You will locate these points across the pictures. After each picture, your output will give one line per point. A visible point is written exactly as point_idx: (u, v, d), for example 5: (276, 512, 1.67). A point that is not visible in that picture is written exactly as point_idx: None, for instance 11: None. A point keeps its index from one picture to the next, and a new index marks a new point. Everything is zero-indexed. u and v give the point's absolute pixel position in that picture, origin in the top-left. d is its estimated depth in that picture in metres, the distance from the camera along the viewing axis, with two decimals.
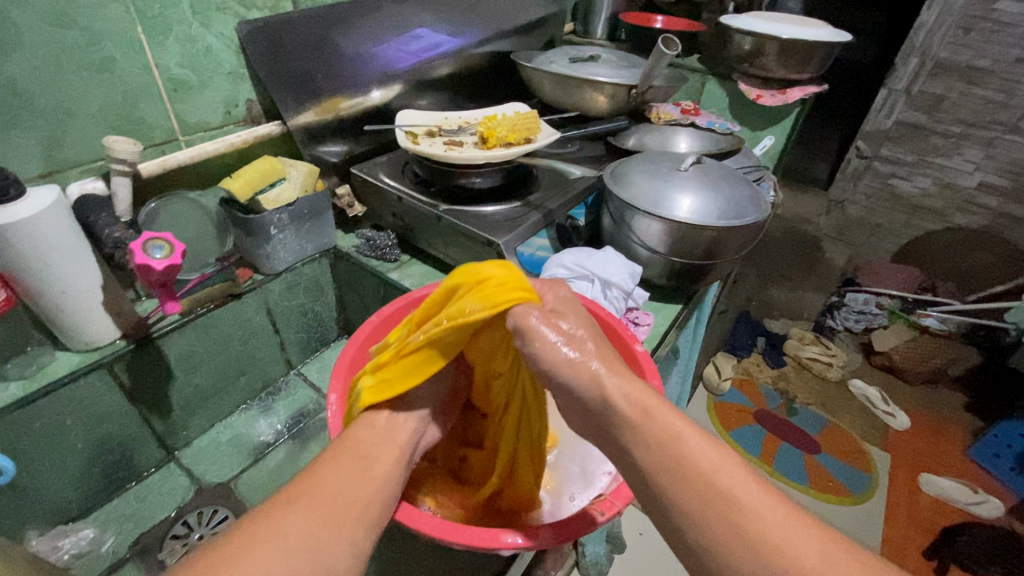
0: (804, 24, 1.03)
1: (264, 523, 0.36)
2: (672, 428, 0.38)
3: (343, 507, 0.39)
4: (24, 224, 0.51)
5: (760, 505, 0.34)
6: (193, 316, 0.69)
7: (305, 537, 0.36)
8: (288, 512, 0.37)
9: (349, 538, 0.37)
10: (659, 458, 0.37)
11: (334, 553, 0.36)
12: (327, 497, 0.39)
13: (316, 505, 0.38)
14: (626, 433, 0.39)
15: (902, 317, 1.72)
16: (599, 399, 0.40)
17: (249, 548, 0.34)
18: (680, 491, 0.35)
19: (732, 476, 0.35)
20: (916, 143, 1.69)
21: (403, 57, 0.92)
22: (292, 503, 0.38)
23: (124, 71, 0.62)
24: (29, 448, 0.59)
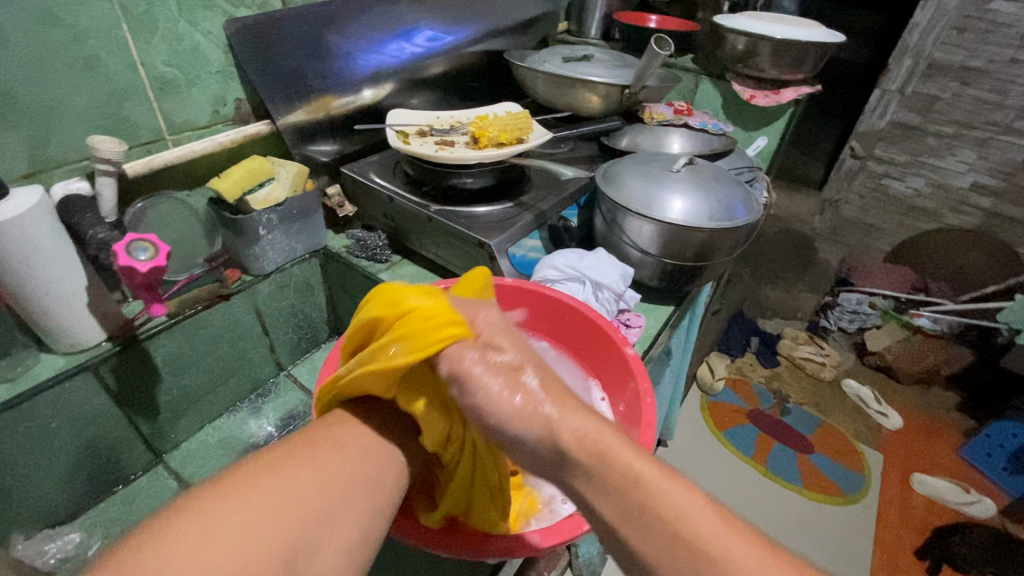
0: (798, 25, 1.02)
1: (332, 431, 0.42)
2: (631, 470, 0.33)
3: (393, 435, 0.44)
4: (5, 226, 0.50)
5: (734, 555, 0.30)
6: (181, 317, 0.68)
7: (360, 446, 0.41)
8: (352, 427, 0.43)
9: (396, 458, 0.43)
10: (620, 508, 0.33)
11: (386, 465, 0.41)
12: (381, 424, 0.45)
13: (373, 426, 0.44)
14: (582, 479, 0.34)
15: (895, 317, 1.70)
16: (548, 447, 0.36)
17: (323, 444, 0.39)
18: (649, 543, 0.32)
19: (699, 523, 0.31)
20: (910, 143, 1.70)
21: (395, 56, 0.91)
22: (353, 422, 0.44)
23: (110, 70, 0.61)
24: (14, 452, 0.58)
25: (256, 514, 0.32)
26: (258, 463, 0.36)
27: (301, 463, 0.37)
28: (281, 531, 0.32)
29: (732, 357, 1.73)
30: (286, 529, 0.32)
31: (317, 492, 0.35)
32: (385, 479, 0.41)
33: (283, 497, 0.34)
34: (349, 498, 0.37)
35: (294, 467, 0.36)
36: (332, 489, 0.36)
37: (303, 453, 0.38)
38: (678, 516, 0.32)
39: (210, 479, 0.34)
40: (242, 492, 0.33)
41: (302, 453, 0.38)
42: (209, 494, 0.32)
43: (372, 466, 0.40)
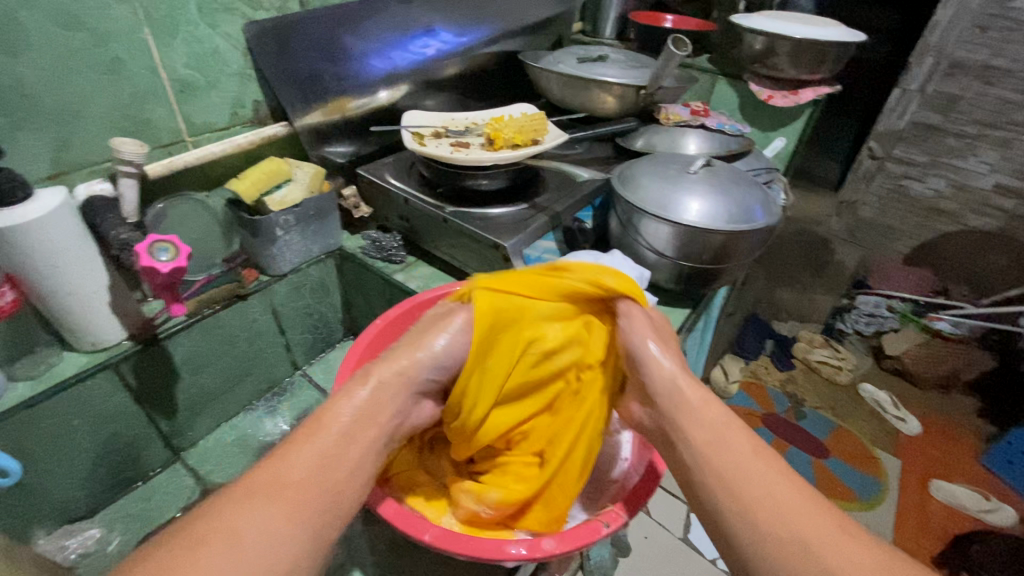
0: (818, 23, 1.01)
1: (225, 512, 0.35)
2: (722, 420, 0.45)
3: (309, 497, 0.38)
4: (31, 227, 0.51)
5: (799, 512, 0.38)
6: (199, 317, 0.69)
7: (261, 533, 0.35)
8: (250, 503, 0.36)
9: (313, 527, 0.37)
10: (713, 457, 0.43)
11: (296, 542, 0.36)
12: (292, 486, 0.38)
13: (279, 494, 0.37)
14: (684, 424, 0.46)
15: (913, 320, 1.66)
16: (668, 383, 0.48)
17: (208, 542, 0.33)
18: (726, 487, 0.41)
19: (759, 461, 0.42)
20: (930, 144, 1.66)
21: (410, 57, 0.91)
22: (256, 492, 0.37)
23: (132, 73, 0.62)
24: (36, 449, 0.59)
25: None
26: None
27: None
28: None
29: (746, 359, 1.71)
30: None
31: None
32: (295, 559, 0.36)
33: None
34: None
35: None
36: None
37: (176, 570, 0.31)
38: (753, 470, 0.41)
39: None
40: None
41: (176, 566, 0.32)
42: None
43: (274, 552, 0.35)
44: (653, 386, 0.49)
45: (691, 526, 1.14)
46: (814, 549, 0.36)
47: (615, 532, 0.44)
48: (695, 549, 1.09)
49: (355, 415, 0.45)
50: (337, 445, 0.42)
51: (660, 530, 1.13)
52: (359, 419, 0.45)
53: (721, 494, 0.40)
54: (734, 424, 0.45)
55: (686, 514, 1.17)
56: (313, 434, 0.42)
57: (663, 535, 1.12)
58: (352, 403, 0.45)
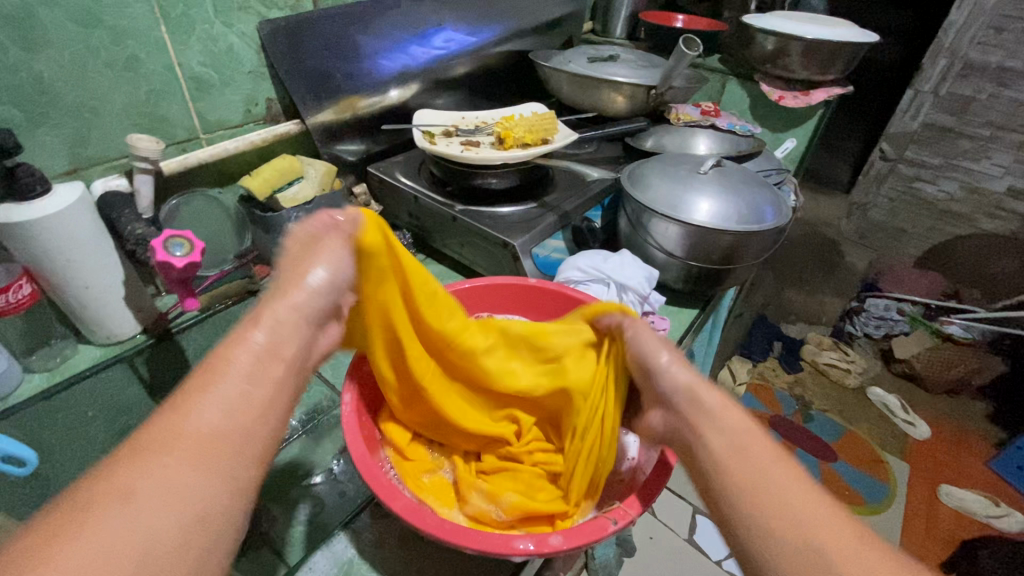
0: (831, 24, 1.00)
1: (108, 477, 0.27)
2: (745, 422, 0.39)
3: (218, 447, 0.30)
4: (49, 220, 0.52)
5: (830, 534, 0.32)
6: (211, 312, 0.70)
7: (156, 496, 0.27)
8: (139, 460, 0.28)
9: (229, 477, 0.30)
10: (735, 466, 0.36)
11: (209, 493, 0.29)
12: (196, 437, 0.30)
13: (174, 448, 0.29)
14: (702, 428, 0.40)
15: (924, 324, 1.64)
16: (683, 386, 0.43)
17: (81, 525, 0.25)
18: (747, 500, 0.34)
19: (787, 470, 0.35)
20: (942, 146, 1.65)
21: (421, 56, 0.92)
22: (150, 450, 0.29)
23: (148, 70, 0.63)
24: (51, 439, 0.60)
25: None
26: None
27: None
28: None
29: (754, 361, 1.69)
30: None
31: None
32: (211, 518, 0.28)
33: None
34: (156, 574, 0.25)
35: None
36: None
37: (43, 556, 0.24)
38: (780, 484, 0.34)
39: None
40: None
41: (40, 554, 0.24)
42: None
43: (180, 512, 0.27)
44: (663, 391, 0.45)
45: (696, 527, 1.14)
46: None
47: (623, 529, 0.44)
48: (700, 550, 1.09)
49: (257, 356, 0.35)
50: (249, 386, 0.33)
51: (665, 530, 1.13)
52: (265, 360, 0.35)
53: (744, 513, 0.34)
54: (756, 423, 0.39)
55: (691, 515, 1.17)
56: (211, 379, 0.33)
57: (667, 537, 1.11)
58: (248, 347, 0.35)
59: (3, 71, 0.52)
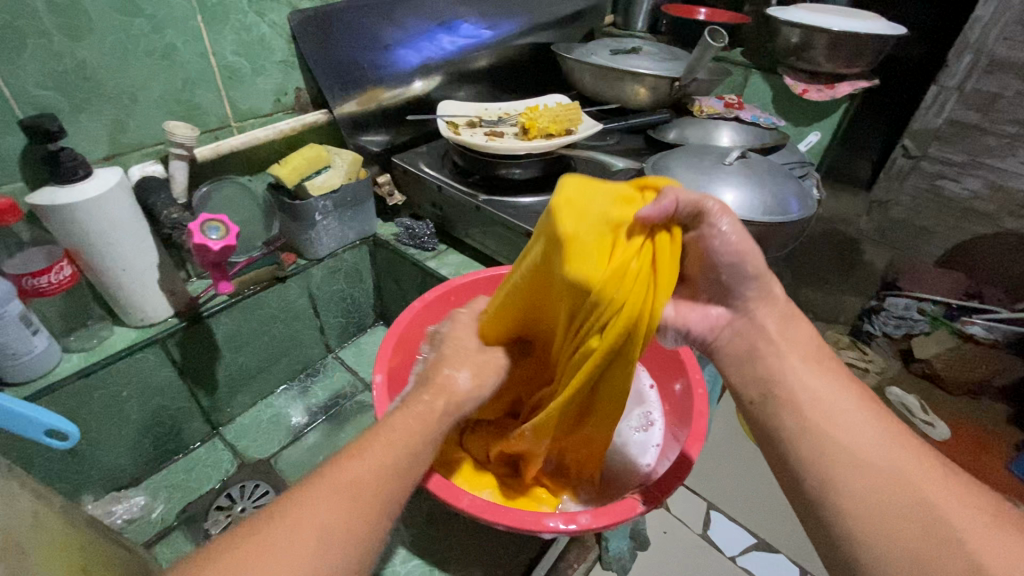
0: (857, 17, 0.99)
1: (302, 508, 0.34)
2: (808, 354, 0.42)
3: (378, 503, 0.36)
4: (91, 204, 0.54)
5: (901, 455, 0.36)
6: (241, 297, 0.72)
7: (340, 521, 0.34)
8: (326, 500, 0.35)
9: (378, 534, 0.36)
10: (805, 401, 0.40)
11: (367, 546, 0.35)
12: (366, 487, 0.36)
13: (347, 493, 0.35)
14: (784, 350, 0.42)
15: (944, 324, 1.59)
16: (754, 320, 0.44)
17: (290, 536, 0.32)
18: (810, 432, 0.38)
19: (847, 403, 0.39)
20: (967, 143, 1.62)
21: (445, 48, 0.93)
22: (333, 489, 0.35)
23: (185, 59, 0.64)
24: (88, 417, 0.62)
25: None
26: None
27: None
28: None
29: None
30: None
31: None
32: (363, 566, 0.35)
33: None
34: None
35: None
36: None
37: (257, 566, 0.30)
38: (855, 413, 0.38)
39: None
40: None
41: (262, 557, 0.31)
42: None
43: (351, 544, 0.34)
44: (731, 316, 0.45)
45: (711, 522, 1.13)
46: (922, 491, 0.34)
47: (649, 510, 0.46)
48: (713, 545, 1.09)
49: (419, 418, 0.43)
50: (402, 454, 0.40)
51: (679, 525, 1.13)
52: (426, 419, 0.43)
53: (821, 434, 0.38)
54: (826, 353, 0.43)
55: (705, 510, 1.16)
56: (379, 440, 0.40)
57: (681, 531, 1.11)
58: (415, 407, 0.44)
59: (49, 58, 0.54)
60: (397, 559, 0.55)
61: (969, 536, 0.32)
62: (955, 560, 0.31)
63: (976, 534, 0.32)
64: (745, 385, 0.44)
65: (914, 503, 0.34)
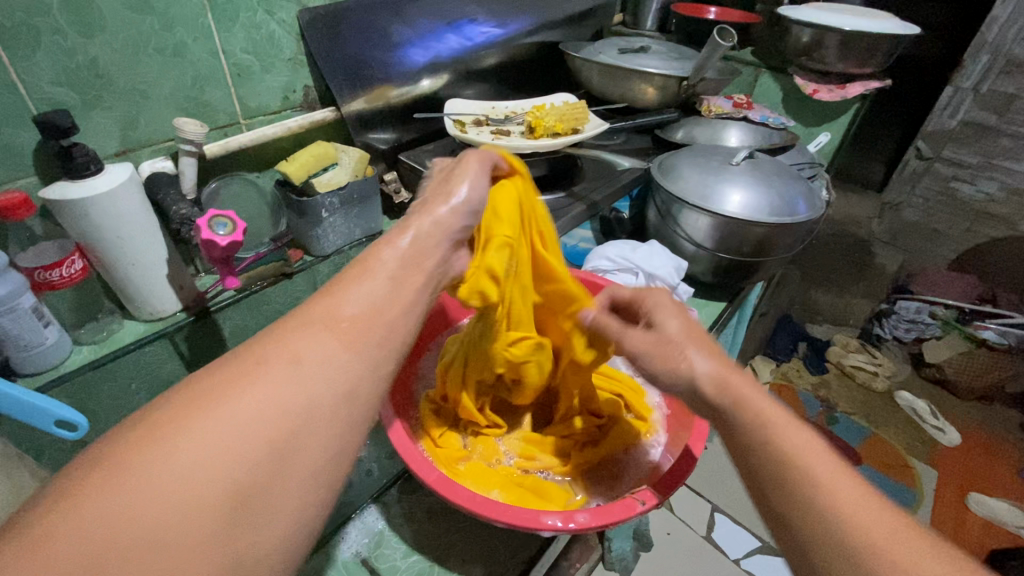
0: (868, 16, 0.98)
1: (274, 344, 0.32)
2: (747, 394, 0.39)
3: (365, 334, 0.35)
4: (101, 198, 0.55)
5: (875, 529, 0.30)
6: (247, 293, 0.72)
7: (319, 358, 0.32)
8: (303, 332, 0.33)
9: (371, 363, 0.34)
10: (752, 437, 0.36)
11: (358, 373, 0.33)
12: (348, 321, 0.35)
13: (327, 326, 0.34)
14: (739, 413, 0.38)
15: (956, 327, 1.56)
16: (689, 386, 0.42)
17: (254, 372, 0.30)
18: (762, 467, 0.35)
19: (789, 436, 0.35)
20: (983, 145, 1.61)
21: (452, 46, 0.93)
22: (308, 323, 0.34)
23: (194, 56, 0.65)
24: (98, 409, 0.63)
25: (145, 513, 0.24)
26: (149, 428, 0.26)
27: (217, 414, 0.27)
28: (212, 509, 0.25)
29: (779, 362, 1.63)
30: (220, 501, 0.25)
31: (248, 445, 0.27)
32: (360, 396, 0.33)
33: (207, 465, 0.26)
34: (302, 435, 0.29)
35: (203, 427, 0.27)
36: (269, 433, 0.28)
37: (226, 396, 0.28)
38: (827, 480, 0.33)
39: (94, 455, 0.25)
40: (112, 488, 0.24)
41: (218, 396, 0.28)
42: (89, 477, 0.24)
43: (329, 388, 0.31)
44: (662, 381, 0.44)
45: (714, 525, 1.13)
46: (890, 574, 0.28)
47: (649, 510, 0.46)
48: (717, 548, 1.08)
49: (402, 258, 0.41)
50: (390, 288, 0.38)
51: (683, 527, 1.12)
52: (411, 270, 0.40)
53: (760, 460, 0.35)
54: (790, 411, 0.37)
55: (709, 513, 1.16)
56: (364, 275, 0.38)
57: (685, 533, 1.11)
58: (396, 248, 0.41)
59: (63, 54, 0.55)
60: (397, 554, 0.56)
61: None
62: None
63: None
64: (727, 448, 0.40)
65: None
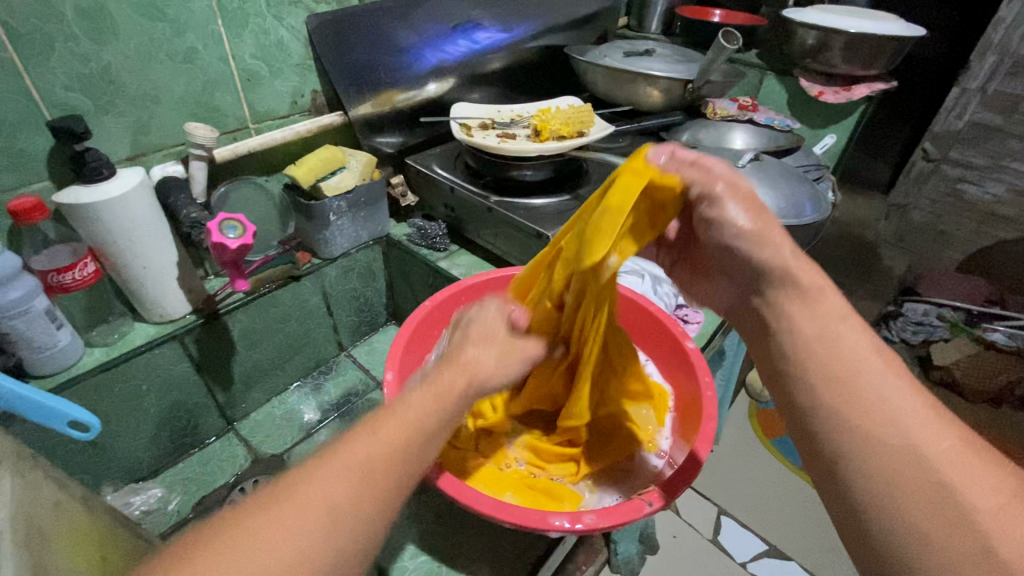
0: (873, 18, 0.99)
1: (293, 496, 0.30)
2: (833, 308, 0.39)
3: (386, 482, 0.33)
4: (114, 202, 0.55)
5: (926, 441, 0.32)
6: (257, 295, 0.73)
7: (340, 513, 0.30)
8: (324, 482, 0.31)
9: (387, 513, 0.33)
10: (824, 353, 0.37)
11: (374, 526, 0.32)
12: (370, 470, 0.33)
13: (351, 475, 0.32)
14: (798, 314, 0.40)
15: (965, 330, 1.54)
16: (774, 271, 0.42)
17: (267, 533, 0.28)
18: (829, 383, 0.36)
19: (866, 361, 0.36)
20: (989, 146, 1.59)
21: (458, 50, 0.93)
22: (331, 468, 0.32)
23: (205, 62, 0.66)
24: (109, 410, 0.64)
25: None
26: None
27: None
28: None
29: None
30: None
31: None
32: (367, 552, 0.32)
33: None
34: None
35: None
36: None
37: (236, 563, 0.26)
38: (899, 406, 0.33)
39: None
40: None
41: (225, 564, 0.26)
42: None
43: (342, 546, 0.30)
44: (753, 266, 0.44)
45: (721, 528, 1.12)
46: (937, 470, 0.31)
47: (655, 512, 0.46)
48: (724, 551, 1.08)
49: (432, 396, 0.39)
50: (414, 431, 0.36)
51: (689, 530, 1.12)
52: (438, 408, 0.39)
53: (821, 380, 0.37)
54: (854, 317, 0.39)
55: (716, 516, 1.15)
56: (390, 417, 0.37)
57: (691, 535, 1.11)
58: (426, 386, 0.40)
59: (76, 61, 0.56)
60: (405, 554, 0.56)
61: (986, 520, 0.29)
62: (965, 540, 0.29)
63: (996, 526, 0.29)
64: (765, 351, 0.42)
65: (924, 482, 0.31)
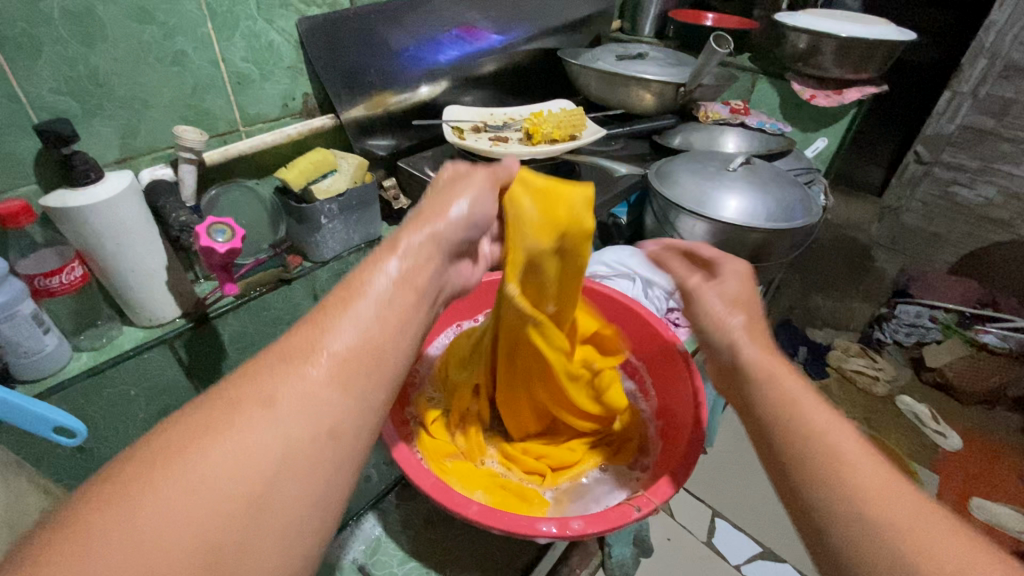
0: (864, 22, 0.99)
1: (250, 385, 0.31)
2: (796, 385, 0.40)
3: (353, 369, 0.34)
4: (102, 206, 0.55)
5: (884, 500, 0.32)
6: (246, 298, 0.72)
7: (295, 404, 0.31)
8: (280, 370, 0.32)
9: (358, 401, 0.33)
10: (796, 421, 0.38)
11: (344, 414, 0.32)
12: (334, 355, 0.34)
13: (311, 361, 0.33)
14: (761, 377, 0.42)
15: (958, 332, 1.52)
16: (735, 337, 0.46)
17: (228, 420, 0.29)
18: (796, 446, 0.37)
19: (827, 429, 0.37)
20: (981, 149, 1.61)
21: (450, 53, 0.93)
22: (287, 359, 0.33)
23: (195, 65, 0.65)
24: (97, 414, 0.63)
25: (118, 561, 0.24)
26: (111, 491, 0.26)
27: (186, 470, 0.27)
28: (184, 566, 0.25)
29: None
30: (193, 560, 0.25)
31: (223, 501, 0.27)
32: (345, 432, 0.32)
33: (186, 519, 0.26)
34: (276, 483, 0.29)
35: (169, 488, 0.26)
36: (245, 486, 0.28)
37: (183, 457, 0.27)
38: (858, 466, 0.34)
39: (69, 510, 0.25)
40: (73, 553, 0.23)
41: (178, 456, 0.27)
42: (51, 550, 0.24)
43: (315, 432, 0.31)
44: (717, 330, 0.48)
45: (715, 530, 1.12)
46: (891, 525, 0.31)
47: (645, 517, 0.46)
48: (718, 553, 1.08)
49: (393, 282, 0.39)
50: (380, 312, 0.37)
51: (684, 533, 1.12)
52: (399, 282, 0.39)
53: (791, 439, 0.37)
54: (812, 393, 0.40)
55: (710, 518, 1.15)
56: (348, 300, 0.37)
57: (686, 539, 1.10)
58: (386, 269, 0.39)
59: (63, 64, 0.55)
60: (394, 560, 0.56)
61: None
62: None
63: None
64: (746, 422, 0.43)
65: (882, 541, 0.31)
